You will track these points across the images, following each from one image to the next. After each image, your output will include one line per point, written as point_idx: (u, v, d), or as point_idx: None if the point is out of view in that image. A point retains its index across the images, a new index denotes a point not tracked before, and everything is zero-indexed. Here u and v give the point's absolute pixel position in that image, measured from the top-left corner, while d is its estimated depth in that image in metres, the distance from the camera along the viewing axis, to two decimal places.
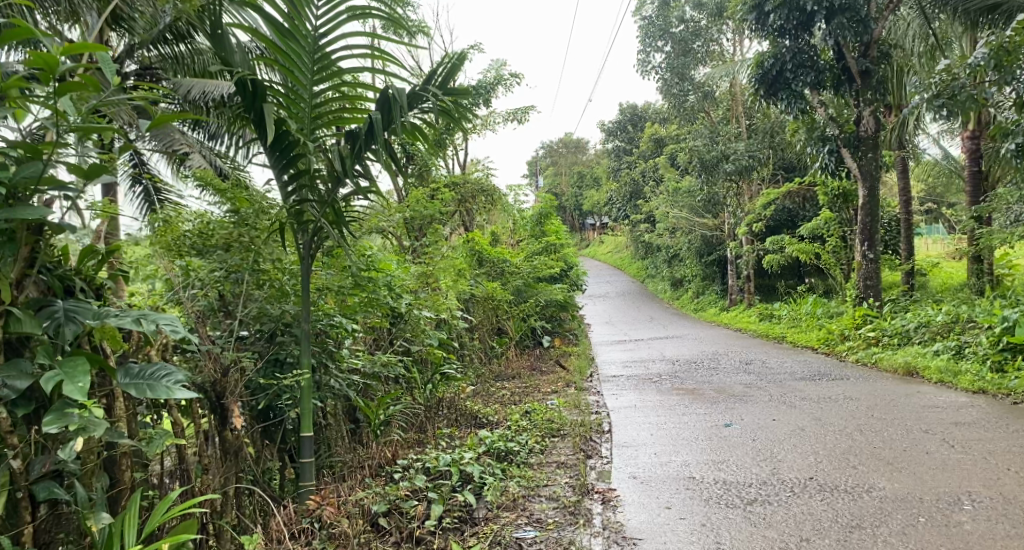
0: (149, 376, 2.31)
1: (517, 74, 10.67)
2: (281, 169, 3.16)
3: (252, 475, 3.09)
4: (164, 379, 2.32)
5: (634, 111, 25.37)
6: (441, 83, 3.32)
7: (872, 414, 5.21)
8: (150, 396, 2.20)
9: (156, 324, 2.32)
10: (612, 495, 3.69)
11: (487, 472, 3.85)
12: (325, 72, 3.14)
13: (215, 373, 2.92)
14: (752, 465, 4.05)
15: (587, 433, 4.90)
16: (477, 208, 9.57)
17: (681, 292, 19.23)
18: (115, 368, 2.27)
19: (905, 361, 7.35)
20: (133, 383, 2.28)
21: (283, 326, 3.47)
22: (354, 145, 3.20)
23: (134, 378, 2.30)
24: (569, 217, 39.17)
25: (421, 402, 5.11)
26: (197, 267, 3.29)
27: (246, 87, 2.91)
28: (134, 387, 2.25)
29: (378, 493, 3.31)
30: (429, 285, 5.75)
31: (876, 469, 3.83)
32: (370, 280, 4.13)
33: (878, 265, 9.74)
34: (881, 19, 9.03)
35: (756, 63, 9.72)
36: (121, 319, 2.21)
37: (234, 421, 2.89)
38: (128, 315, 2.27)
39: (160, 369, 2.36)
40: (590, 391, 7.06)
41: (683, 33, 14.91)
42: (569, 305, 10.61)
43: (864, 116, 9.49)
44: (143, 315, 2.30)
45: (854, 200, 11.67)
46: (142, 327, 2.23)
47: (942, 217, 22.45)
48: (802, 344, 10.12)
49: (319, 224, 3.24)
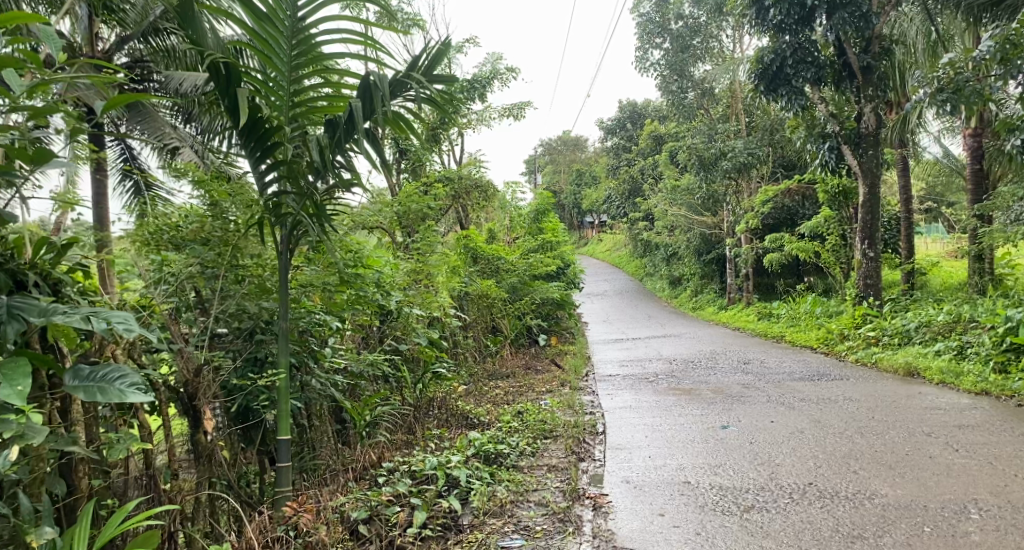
0: (101, 377, 2.17)
1: (513, 68, 10.48)
2: (257, 159, 3.03)
3: (227, 481, 2.94)
4: (117, 382, 2.18)
5: (634, 108, 25.14)
6: (427, 69, 3.19)
7: (874, 417, 5.08)
8: (97, 402, 2.07)
9: (109, 323, 2.18)
10: (603, 501, 3.56)
11: (474, 476, 3.71)
12: (306, 58, 3.00)
13: (187, 373, 2.78)
14: (750, 469, 3.92)
15: (580, 435, 4.77)
16: (471, 204, 9.40)
17: (679, 291, 19.08)
18: (63, 370, 2.13)
19: (906, 362, 7.22)
20: (82, 386, 2.14)
21: (263, 325, 3.34)
22: (334, 135, 3.05)
23: (84, 380, 2.16)
24: (568, 215, 38.99)
25: (410, 402, 4.98)
26: (173, 262, 3.16)
27: (219, 71, 2.81)
28: (83, 391, 2.12)
29: (360, 499, 3.19)
30: (420, 282, 5.60)
31: (878, 474, 3.70)
32: (357, 277, 3.99)
33: (878, 264, 9.60)
34: (882, 14, 8.88)
35: (755, 58, 9.58)
36: (68, 316, 2.08)
37: (205, 424, 2.76)
38: (78, 312, 2.13)
39: (113, 371, 2.21)
40: (584, 390, 6.94)
41: (681, 29, 14.67)
42: (566, 303, 10.46)
43: (865, 113, 9.36)
44: (94, 312, 2.16)
45: (854, 198, 11.54)
46: (90, 327, 2.09)
47: (941, 217, 22.33)
48: (801, 343, 9.99)
49: (297, 217, 3.08)
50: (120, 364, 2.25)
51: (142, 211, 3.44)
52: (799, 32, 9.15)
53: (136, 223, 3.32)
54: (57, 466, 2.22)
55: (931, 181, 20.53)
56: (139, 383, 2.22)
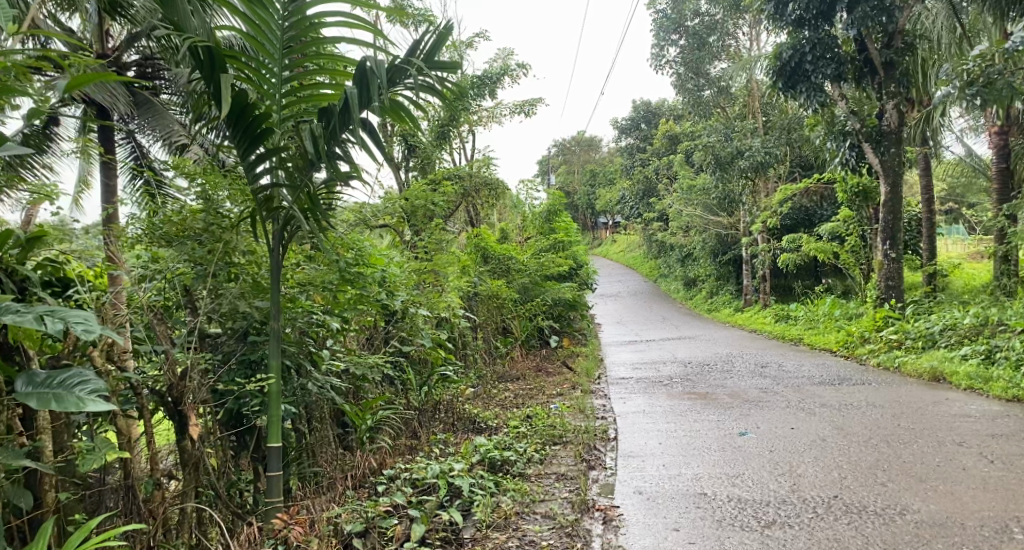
0: (59, 384, 2.07)
1: (525, 66, 10.30)
2: (245, 149, 2.87)
3: (214, 492, 2.81)
4: (78, 388, 2.07)
5: (648, 107, 24.86)
6: (427, 55, 3.03)
7: (899, 424, 4.84)
8: (52, 408, 1.96)
9: (65, 324, 2.08)
10: (614, 514, 3.37)
11: (478, 486, 3.53)
12: (298, 43, 2.86)
13: (173, 375, 2.65)
14: (769, 480, 3.70)
15: (591, 441, 4.59)
16: (481, 203, 9.22)
17: (695, 292, 18.77)
18: (15, 375, 2.03)
19: (931, 367, 6.95)
20: (37, 393, 2.04)
21: (258, 326, 3.15)
22: (329, 124, 2.89)
23: (40, 387, 2.05)
24: (582, 215, 38.75)
25: (414, 406, 4.78)
26: (161, 260, 3.02)
27: (200, 55, 2.64)
28: (38, 398, 2.01)
29: (355, 510, 3.03)
30: (426, 281, 5.43)
31: (908, 487, 3.47)
32: (359, 276, 3.83)
33: (900, 265, 9.29)
34: (906, 8, 8.60)
35: (773, 54, 9.33)
36: (18, 316, 1.98)
37: (188, 430, 2.63)
38: (32, 312, 2.04)
39: (74, 376, 2.11)
40: (597, 394, 6.73)
41: (697, 27, 14.48)
42: (578, 303, 10.25)
43: (887, 110, 9.06)
44: (49, 311, 2.06)
45: (875, 199, 10.94)
46: (41, 327, 2.00)
47: (962, 218, 21.92)
48: (820, 345, 9.73)
49: (290, 210, 2.93)
50: (83, 368, 2.15)
51: (141, 206, 3.32)
52: (819, 27, 8.94)
53: (145, 211, 3.21)
54: (21, 477, 2.15)
55: (953, 181, 20.04)
56: (103, 388, 2.11)
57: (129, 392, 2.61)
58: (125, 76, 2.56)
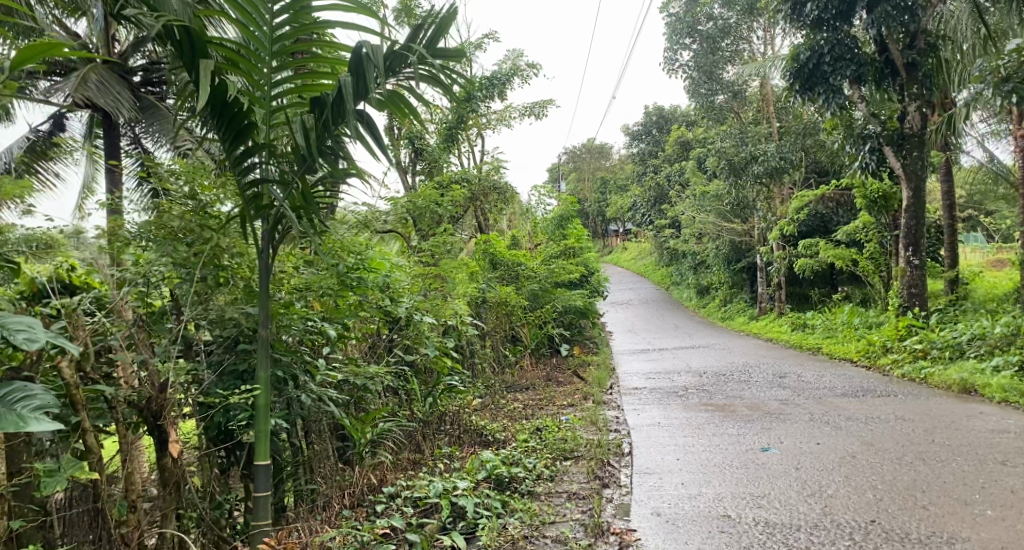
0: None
1: (535, 66, 10.08)
2: (231, 144, 2.63)
3: (199, 513, 2.60)
4: (20, 405, 1.88)
5: (661, 112, 24.28)
6: (428, 43, 2.81)
7: (933, 439, 4.55)
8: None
9: (4, 333, 1.91)
10: (631, 538, 3.12)
11: (483, 506, 3.30)
12: (289, 27, 2.64)
13: (151, 388, 2.40)
14: (798, 502, 3.44)
15: (604, 456, 4.33)
16: (489, 206, 9.01)
17: (709, 300, 18.45)
18: None
19: (961, 378, 6.63)
20: None
21: (249, 334, 2.93)
22: (322, 117, 2.69)
23: None
24: (594, 222, 38.56)
25: (419, 418, 4.56)
26: (144, 263, 2.77)
27: (179, 39, 2.43)
28: None
29: (349, 533, 2.83)
30: (431, 287, 5.19)
31: (953, 512, 3.21)
32: (360, 281, 3.62)
33: (923, 272, 8.93)
34: (928, 6, 8.30)
35: (790, 56, 9.07)
36: None
37: (168, 448, 2.39)
38: None
39: (17, 393, 1.92)
40: (608, 405, 6.45)
41: (711, 30, 14.14)
42: (589, 311, 10.00)
43: (909, 113, 8.74)
44: None
45: (896, 205, 10.45)
46: None
47: (980, 225, 21.51)
48: (839, 355, 9.40)
49: (280, 209, 2.70)
50: (28, 384, 1.96)
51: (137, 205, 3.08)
52: (837, 28, 8.68)
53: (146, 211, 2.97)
54: None
55: (970, 188, 19.59)
56: (51, 404, 1.93)
57: (103, 405, 2.40)
58: (89, 55, 2.32)
